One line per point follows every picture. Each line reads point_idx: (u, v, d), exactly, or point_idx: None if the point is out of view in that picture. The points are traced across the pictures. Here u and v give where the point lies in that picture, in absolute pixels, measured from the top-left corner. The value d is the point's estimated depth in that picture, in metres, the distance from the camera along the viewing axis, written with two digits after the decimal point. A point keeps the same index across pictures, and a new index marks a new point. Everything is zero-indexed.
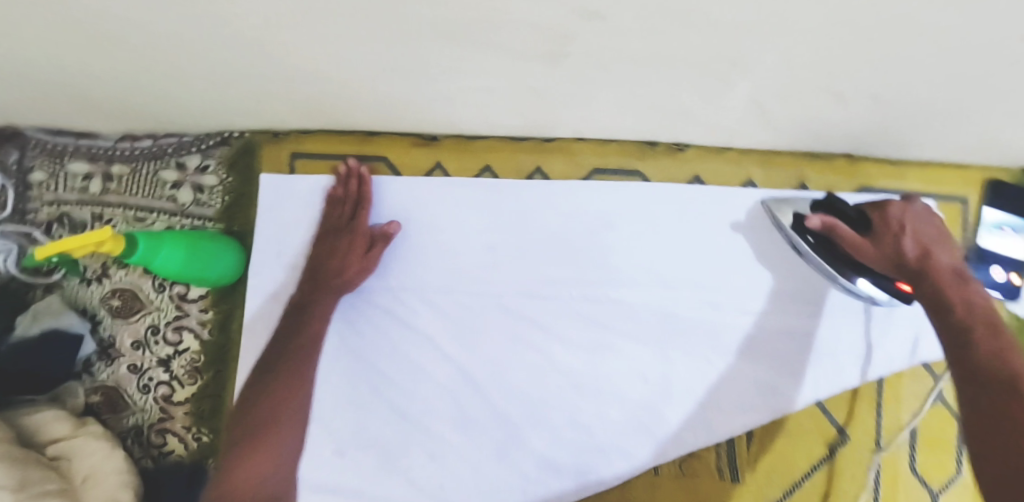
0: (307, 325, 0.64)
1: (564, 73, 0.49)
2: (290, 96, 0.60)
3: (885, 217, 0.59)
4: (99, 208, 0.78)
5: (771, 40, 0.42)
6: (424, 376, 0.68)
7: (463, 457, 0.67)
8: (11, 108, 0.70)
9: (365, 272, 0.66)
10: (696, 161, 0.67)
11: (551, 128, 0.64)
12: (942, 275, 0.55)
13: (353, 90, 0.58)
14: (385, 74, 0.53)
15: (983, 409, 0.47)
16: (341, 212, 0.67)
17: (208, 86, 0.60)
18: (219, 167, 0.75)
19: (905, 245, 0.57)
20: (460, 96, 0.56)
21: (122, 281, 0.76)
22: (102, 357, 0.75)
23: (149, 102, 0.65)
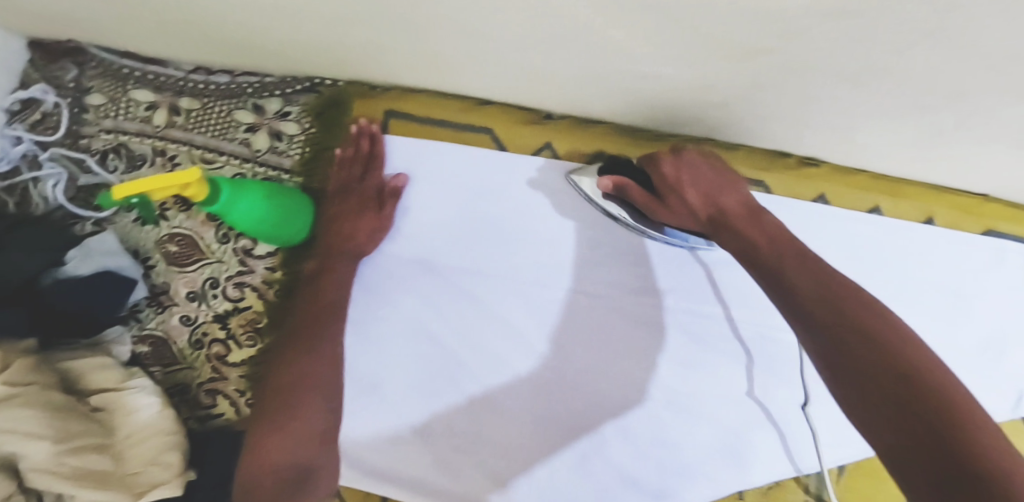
0: (323, 297, 0.62)
1: (750, 62, 0.45)
2: (416, 46, 0.55)
3: (660, 170, 0.54)
4: (161, 142, 0.72)
5: (1009, 53, 0.39)
6: (509, 372, 0.66)
7: (539, 458, 0.66)
8: (87, 19, 0.63)
9: (378, 232, 0.64)
10: (824, 179, 0.63)
11: (684, 123, 0.60)
12: (734, 217, 0.51)
13: (492, 48, 0.53)
14: (543, 36, 0.48)
15: (846, 349, 0.39)
16: (353, 170, 0.64)
17: (327, 23, 0.54)
18: (301, 115, 0.68)
19: (689, 198, 0.53)
20: (613, 70, 0.52)
21: (181, 225, 0.70)
22: (152, 304, 0.70)
23: (248, 32, 0.59)
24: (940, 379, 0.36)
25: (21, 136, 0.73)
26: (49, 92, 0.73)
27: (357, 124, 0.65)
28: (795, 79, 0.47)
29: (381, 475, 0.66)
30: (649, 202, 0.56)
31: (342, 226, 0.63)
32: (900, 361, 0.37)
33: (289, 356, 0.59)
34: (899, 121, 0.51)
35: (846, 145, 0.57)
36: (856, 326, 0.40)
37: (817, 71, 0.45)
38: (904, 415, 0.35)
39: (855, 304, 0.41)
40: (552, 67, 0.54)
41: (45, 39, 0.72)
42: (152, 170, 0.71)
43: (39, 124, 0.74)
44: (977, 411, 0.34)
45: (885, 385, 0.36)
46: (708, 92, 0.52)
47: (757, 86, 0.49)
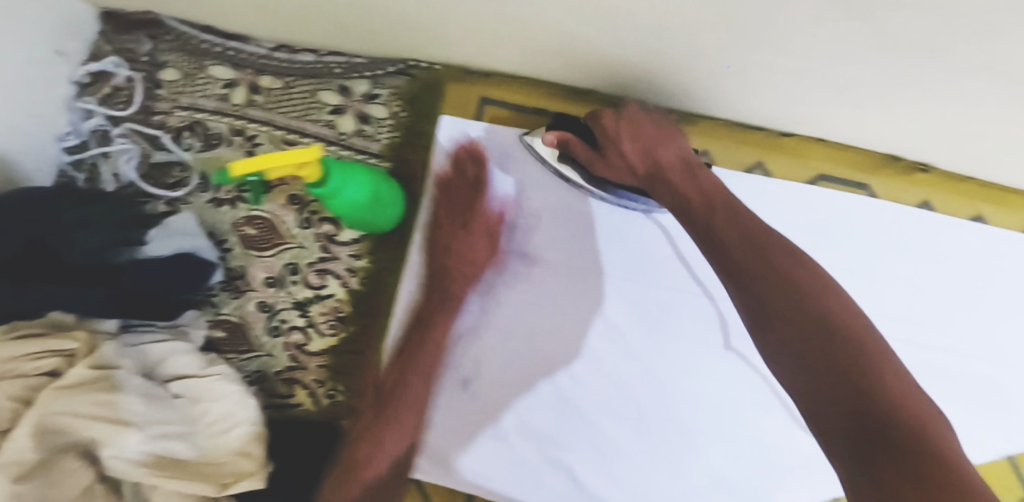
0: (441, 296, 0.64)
1: (905, 62, 0.44)
2: (534, 24, 0.52)
3: (603, 130, 0.54)
4: (239, 121, 0.69)
5: None
6: (603, 367, 0.63)
7: (633, 459, 0.63)
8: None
9: (492, 253, 0.64)
10: (931, 185, 0.61)
11: (797, 123, 0.58)
12: (669, 171, 0.51)
13: (618, 35, 0.51)
14: (683, 27, 0.46)
15: (765, 302, 0.42)
16: (461, 188, 0.64)
17: (444, 2, 0.52)
18: (391, 99, 0.66)
19: (627, 153, 0.52)
20: (745, 63, 0.50)
21: (261, 208, 0.67)
22: (227, 288, 0.67)
23: (352, 7, 0.56)
24: (831, 327, 0.39)
25: (92, 110, 0.70)
26: (121, 65, 0.70)
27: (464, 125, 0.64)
28: (945, 81, 0.45)
29: (467, 469, 0.64)
30: (592, 158, 0.56)
31: (459, 248, 0.63)
32: (806, 312, 0.40)
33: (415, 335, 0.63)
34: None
35: (970, 151, 0.55)
36: (791, 280, 0.42)
37: (980, 72, 0.43)
38: (829, 366, 0.38)
39: (779, 254, 0.44)
40: (680, 54, 0.51)
41: (120, 9, 0.69)
42: (230, 149, 0.69)
43: (109, 98, 0.71)
44: (879, 355, 0.38)
45: (812, 339, 0.39)
46: (843, 91, 0.50)
47: (900, 86, 0.47)
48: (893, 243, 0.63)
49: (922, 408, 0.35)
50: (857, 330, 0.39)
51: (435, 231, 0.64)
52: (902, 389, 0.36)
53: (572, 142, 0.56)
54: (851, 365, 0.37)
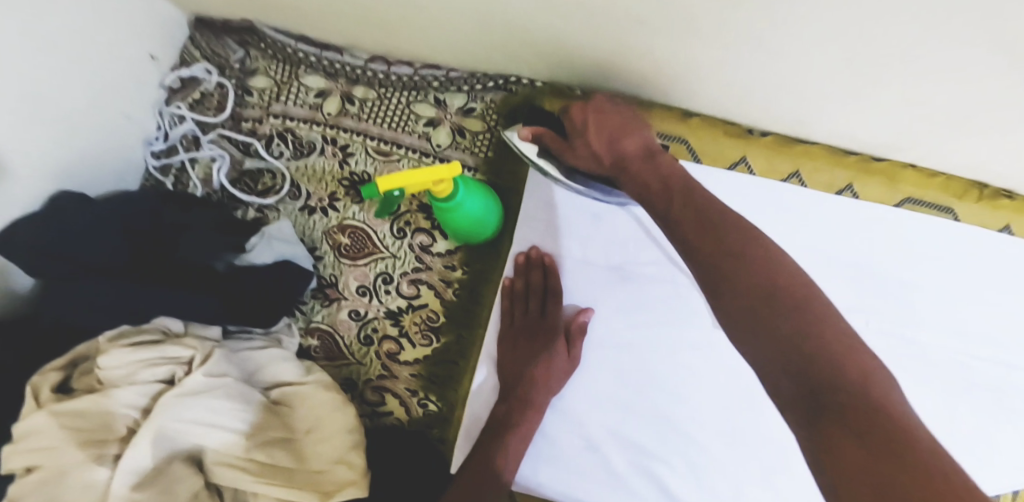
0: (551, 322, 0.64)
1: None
2: (654, 50, 0.54)
3: (573, 125, 0.56)
4: (332, 130, 0.70)
5: None
6: (699, 383, 0.64)
7: (726, 473, 0.63)
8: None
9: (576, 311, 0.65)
10: (1016, 212, 0.64)
11: (891, 148, 0.61)
12: (633, 159, 0.53)
13: (737, 65, 0.53)
14: (810, 62, 0.48)
15: (726, 282, 0.43)
16: (531, 306, 0.65)
17: (568, 27, 0.53)
18: (488, 113, 0.67)
19: (592, 145, 0.55)
20: (859, 96, 0.52)
21: (354, 218, 0.68)
22: (317, 296, 0.68)
23: (468, 26, 0.58)
24: (786, 298, 0.41)
25: (182, 116, 0.70)
26: (212, 72, 0.70)
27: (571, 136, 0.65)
28: None
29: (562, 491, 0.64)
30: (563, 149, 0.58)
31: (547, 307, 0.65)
32: (756, 288, 0.42)
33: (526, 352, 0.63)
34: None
35: None
36: (741, 258, 0.44)
37: None
38: (774, 336, 0.40)
39: (735, 233, 0.45)
40: (797, 83, 0.53)
41: (214, 16, 0.69)
42: (322, 158, 0.69)
43: (198, 103, 0.71)
44: (819, 318, 0.39)
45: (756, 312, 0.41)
46: (953, 123, 0.52)
47: (1017, 123, 0.49)
48: (973, 264, 0.66)
49: (853, 363, 0.36)
50: (796, 297, 0.41)
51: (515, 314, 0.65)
52: (847, 347, 0.37)
53: (545, 137, 0.59)
54: (797, 332, 0.39)
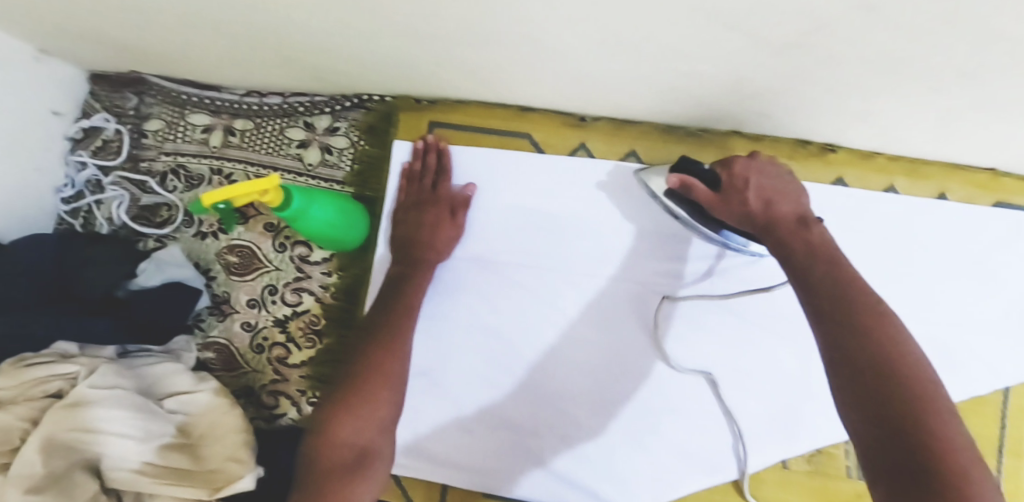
0: (401, 297, 0.65)
1: (775, 64, 0.49)
2: (463, 54, 0.59)
3: (728, 179, 0.53)
4: (218, 162, 0.77)
5: (1011, 53, 0.42)
6: (560, 356, 0.67)
7: (594, 441, 0.66)
8: (152, 46, 0.68)
9: (456, 239, 0.68)
10: (843, 164, 0.67)
11: (708, 119, 0.65)
12: (800, 228, 0.49)
13: (532, 58, 0.57)
14: (583, 46, 0.53)
15: (834, 328, 0.41)
16: (423, 184, 0.69)
17: (377, 40, 0.59)
18: (351, 130, 0.74)
19: (747, 198, 0.52)
20: (644, 74, 0.56)
21: (240, 237, 0.74)
22: (213, 313, 0.74)
23: (306, 53, 0.64)
24: (907, 385, 0.38)
25: (85, 162, 0.77)
26: (110, 120, 0.78)
27: (423, 140, 0.70)
28: (814, 79, 0.51)
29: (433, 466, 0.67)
30: (712, 201, 0.54)
31: (421, 235, 0.66)
32: (876, 358, 0.39)
33: (372, 340, 0.62)
34: (918, 105, 0.53)
35: (868, 128, 0.60)
36: (868, 323, 0.41)
37: (835, 69, 0.49)
38: (877, 408, 0.37)
39: (870, 303, 0.42)
40: (589, 68, 0.57)
41: (106, 70, 0.77)
42: (211, 187, 0.76)
43: (101, 149, 0.79)
44: (934, 413, 0.36)
45: (859, 373, 0.39)
46: (734, 89, 0.56)
47: (782, 78, 0.52)
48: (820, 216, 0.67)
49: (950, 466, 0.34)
50: (921, 385, 0.38)
51: (400, 216, 0.68)
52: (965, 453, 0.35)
53: (696, 186, 0.55)
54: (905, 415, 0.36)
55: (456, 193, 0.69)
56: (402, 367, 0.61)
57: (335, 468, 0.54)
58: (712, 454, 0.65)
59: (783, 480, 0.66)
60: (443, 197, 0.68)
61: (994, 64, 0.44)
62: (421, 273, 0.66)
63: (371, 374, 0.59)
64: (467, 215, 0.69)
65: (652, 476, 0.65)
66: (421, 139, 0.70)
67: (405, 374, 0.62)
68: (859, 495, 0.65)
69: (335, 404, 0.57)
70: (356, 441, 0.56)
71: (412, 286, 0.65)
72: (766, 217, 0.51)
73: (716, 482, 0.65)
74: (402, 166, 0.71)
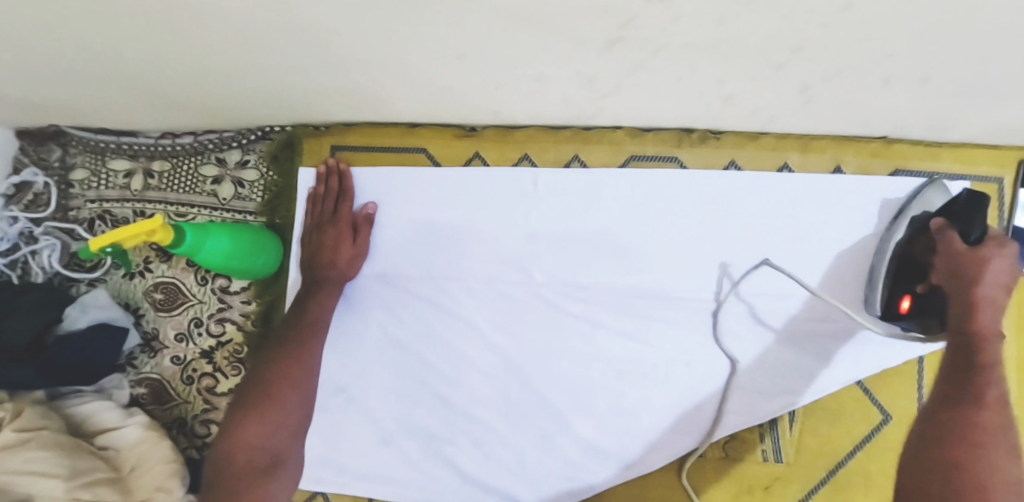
0: (306, 311, 0.67)
1: (615, 59, 0.51)
2: (337, 81, 0.61)
3: (959, 243, 0.55)
4: (141, 204, 0.80)
5: (822, 24, 0.43)
6: (469, 364, 0.69)
7: (508, 444, 0.68)
8: (59, 103, 0.72)
9: (358, 257, 0.70)
10: (733, 147, 0.68)
11: (591, 118, 0.66)
12: (979, 278, 0.53)
13: (401, 77, 0.59)
14: (439, 60, 0.54)
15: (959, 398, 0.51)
16: (325, 206, 0.71)
17: (254, 77, 0.61)
18: (259, 162, 0.76)
19: (985, 264, 0.53)
20: (510, 81, 0.58)
21: (165, 275, 0.77)
22: (145, 350, 0.77)
23: (197, 96, 0.67)
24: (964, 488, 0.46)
25: (16, 216, 0.81)
26: (38, 174, 0.82)
27: (326, 163, 0.72)
28: (660, 69, 0.52)
29: (358, 478, 0.71)
30: (962, 257, 0.55)
31: (322, 256, 0.69)
32: (984, 394, 0.50)
33: (275, 351, 0.65)
34: (773, 82, 0.54)
35: (739, 108, 0.60)
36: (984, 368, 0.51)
37: (672, 58, 0.50)
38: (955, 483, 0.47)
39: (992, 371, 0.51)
40: (451, 80, 0.59)
41: (29, 127, 0.80)
42: None
43: (31, 203, 0.82)
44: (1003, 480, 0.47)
45: (953, 409, 0.51)
46: (591, 84, 0.57)
47: (629, 69, 0.53)
48: (720, 206, 0.67)
49: None
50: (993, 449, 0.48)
51: (307, 239, 0.71)
52: None
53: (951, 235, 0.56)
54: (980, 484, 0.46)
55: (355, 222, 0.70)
56: (306, 376, 0.65)
57: (246, 469, 0.59)
58: (623, 449, 0.67)
59: (698, 467, 0.67)
60: (343, 219, 0.70)
61: (816, 36, 0.45)
62: (326, 291, 0.69)
63: (280, 378, 0.64)
64: (372, 234, 0.71)
65: (567, 474, 0.67)
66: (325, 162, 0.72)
67: (311, 383, 0.65)
68: (776, 477, 0.66)
69: (246, 407, 0.62)
70: (267, 447, 0.60)
71: (318, 307, 0.68)
72: (977, 276, 0.53)
73: (627, 476, 0.67)
74: (307, 191, 0.73)
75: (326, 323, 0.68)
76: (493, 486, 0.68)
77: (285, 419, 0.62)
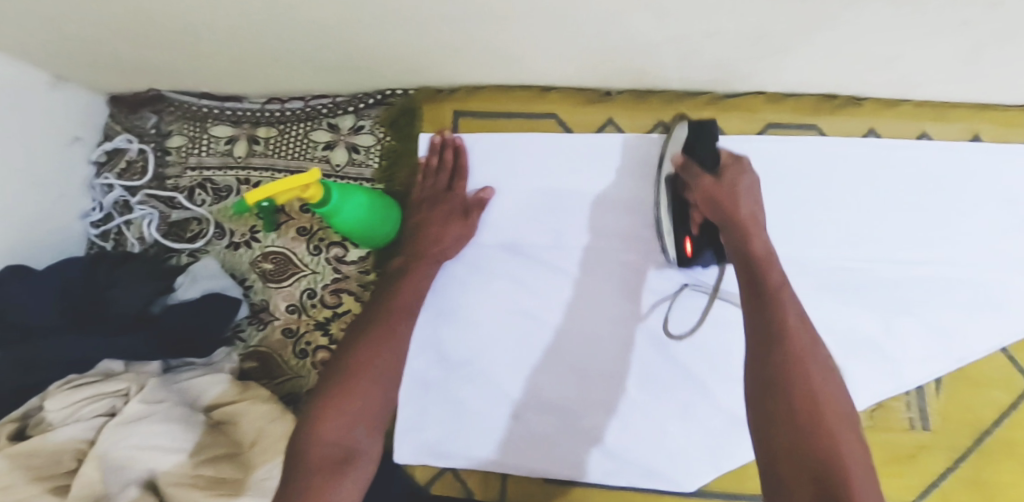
0: (395, 296, 0.65)
1: (791, 12, 0.48)
2: (473, 36, 0.58)
3: (704, 172, 0.58)
4: (245, 172, 0.77)
5: None
6: (604, 334, 0.68)
7: (647, 414, 0.67)
8: (160, 61, 0.68)
9: (463, 238, 0.68)
10: (872, 114, 0.67)
11: (735, 82, 0.65)
12: (738, 212, 0.55)
13: (543, 31, 0.56)
14: (593, 11, 0.51)
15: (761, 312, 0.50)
16: (438, 180, 0.70)
17: (385, 31, 0.58)
18: (375, 127, 0.74)
19: (722, 184, 0.57)
20: (660, 38, 0.56)
21: (274, 244, 0.74)
22: (253, 322, 0.74)
23: (313, 53, 0.64)
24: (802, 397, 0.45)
25: (111, 184, 0.77)
26: (132, 141, 0.78)
27: (442, 136, 0.71)
28: (831, 25, 0.50)
29: (490, 455, 0.69)
30: (699, 181, 0.58)
31: (428, 231, 0.67)
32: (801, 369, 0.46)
33: (357, 338, 0.62)
34: (941, 44, 0.52)
35: (892, 72, 0.59)
36: (791, 340, 0.48)
37: (848, 17, 0.49)
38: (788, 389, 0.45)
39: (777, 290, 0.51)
40: (597, 37, 0.57)
41: (123, 91, 0.77)
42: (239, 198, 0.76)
43: (125, 171, 0.78)
44: (830, 393, 0.46)
45: (776, 345, 0.47)
46: (755, 41, 0.55)
47: (798, 25, 0.51)
48: (859, 174, 0.67)
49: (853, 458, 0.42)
50: (805, 366, 0.47)
51: (410, 209, 0.70)
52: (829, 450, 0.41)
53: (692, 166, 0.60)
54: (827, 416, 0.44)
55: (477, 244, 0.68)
56: (385, 364, 0.61)
57: (324, 461, 0.54)
58: None
59: None
60: (456, 198, 0.69)
61: None
62: (422, 269, 0.66)
63: (359, 364, 0.60)
64: (481, 218, 0.70)
65: (710, 445, 0.66)
66: (439, 134, 0.71)
67: (390, 370, 0.61)
68: (923, 444, 0.65)
69: (320, 401, 0.57)
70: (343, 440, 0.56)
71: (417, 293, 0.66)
72: (729, 197, 0.56)
73: None
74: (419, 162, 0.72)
75: (414, 311, 0.65)
76: (631, 462, 0.67)
77: (359, 412, 0.58)
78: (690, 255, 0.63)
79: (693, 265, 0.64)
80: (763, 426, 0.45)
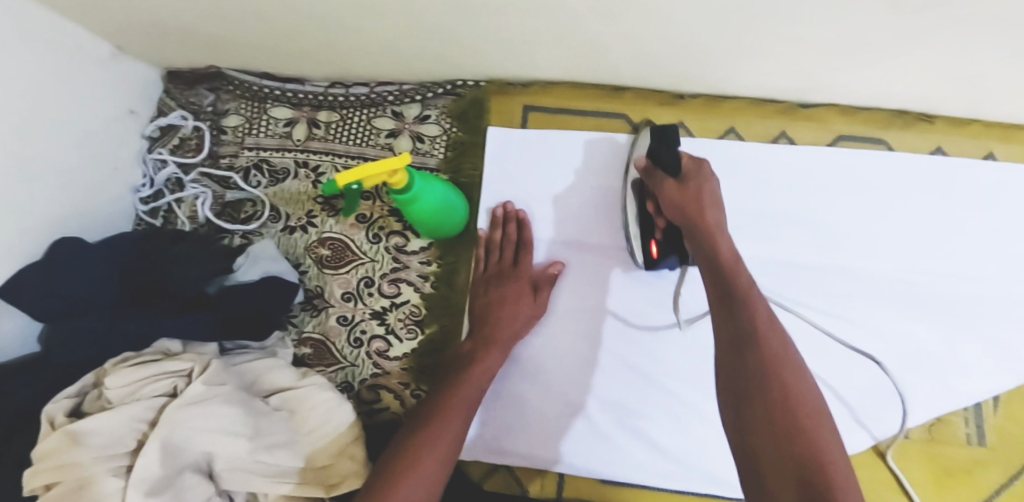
0: (472, 364, 0.63)
1: (894, 28, 0.49)
2: (559, 32, 0.58)
3: (665, 178, 0.59)
4: (303, 155, 0.75)
5: None
6: (666, 336, 0.68)
7: (707, 420, 0.66)
8: (230, 39, 0.66)
9: (535, 316, 0.67)
10: (941, 132, 0.68)
11: (811, 92, 0.66)
12: (704, 218, 0.56)
13: (632, 32, 0.56)
14: (692, 16, 0.51)
15: (729, 310, 0.49)
16: (503, 256, 0.69)
17: (472, 22, 0.57)
18: (441, 117, 0.73)
19: (687, 191, 0.58)
20: (751, 47, 0.56)
21: (332, 230, 0.73)
22: (306, 308, 0.72)
23: (393, 40, 0.63)
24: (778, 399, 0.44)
25: (164, 160, 0.75)
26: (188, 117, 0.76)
27: (505, 210, 0.70)
28: (928, 43, 0.51)
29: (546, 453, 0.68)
30: (665, 191, 0.59)
31: (501, 312, 0.66)
32: (771, 366, 0.45)
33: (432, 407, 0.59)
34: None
35: (971, 91, 0.60)
36: (765, 339, 0.47)
37: (950, 35, 0.49)
38: (758, 387, 0.44)
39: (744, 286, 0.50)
40: (685, 41, 0.57)
41: (182, 67, 0.75)
42: (296, 181, 0.75)
43: (178, 147, 0.77)
44: (804, 387, 0.45)
45: (743, 345, 0.47)
46: (850, 52, 0.55)
47: (895, 41, 0.51)
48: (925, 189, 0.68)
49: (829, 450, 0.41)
50: (777, 362, 0.46)
51: (477, 292, 0.68)
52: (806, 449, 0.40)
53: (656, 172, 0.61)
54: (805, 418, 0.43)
55: (540, 271, 0.69)
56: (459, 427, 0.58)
57: None
58: None
59: (902, 450, 0.67)
60: (525, 273, 0.68)
61: None
62: (500, 342, 0.65)
63: (432, 427, 0.57)
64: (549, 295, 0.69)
65: None
66: (501, 208, 0.71)
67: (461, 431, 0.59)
68: (978, 461, 0.66)
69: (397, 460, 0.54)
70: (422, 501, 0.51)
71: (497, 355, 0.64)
72: (691, 203, 0.57)
73: None
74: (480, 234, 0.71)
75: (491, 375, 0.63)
76: (690, 468, 0.66)
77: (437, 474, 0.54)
78: (656, 257, 0.65)
79: (659, 266, 0.66)
80: (741, 427, 0.44)
